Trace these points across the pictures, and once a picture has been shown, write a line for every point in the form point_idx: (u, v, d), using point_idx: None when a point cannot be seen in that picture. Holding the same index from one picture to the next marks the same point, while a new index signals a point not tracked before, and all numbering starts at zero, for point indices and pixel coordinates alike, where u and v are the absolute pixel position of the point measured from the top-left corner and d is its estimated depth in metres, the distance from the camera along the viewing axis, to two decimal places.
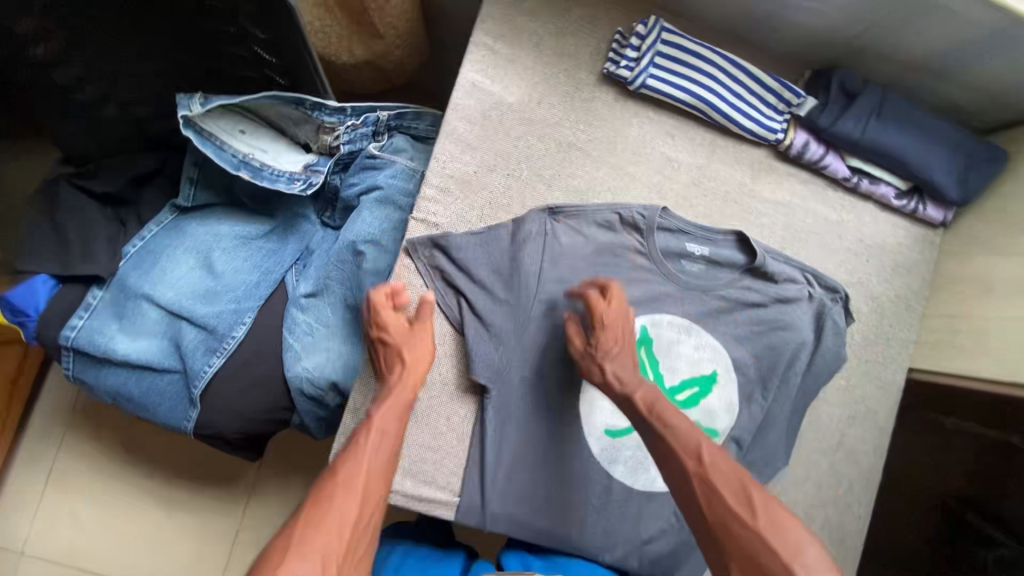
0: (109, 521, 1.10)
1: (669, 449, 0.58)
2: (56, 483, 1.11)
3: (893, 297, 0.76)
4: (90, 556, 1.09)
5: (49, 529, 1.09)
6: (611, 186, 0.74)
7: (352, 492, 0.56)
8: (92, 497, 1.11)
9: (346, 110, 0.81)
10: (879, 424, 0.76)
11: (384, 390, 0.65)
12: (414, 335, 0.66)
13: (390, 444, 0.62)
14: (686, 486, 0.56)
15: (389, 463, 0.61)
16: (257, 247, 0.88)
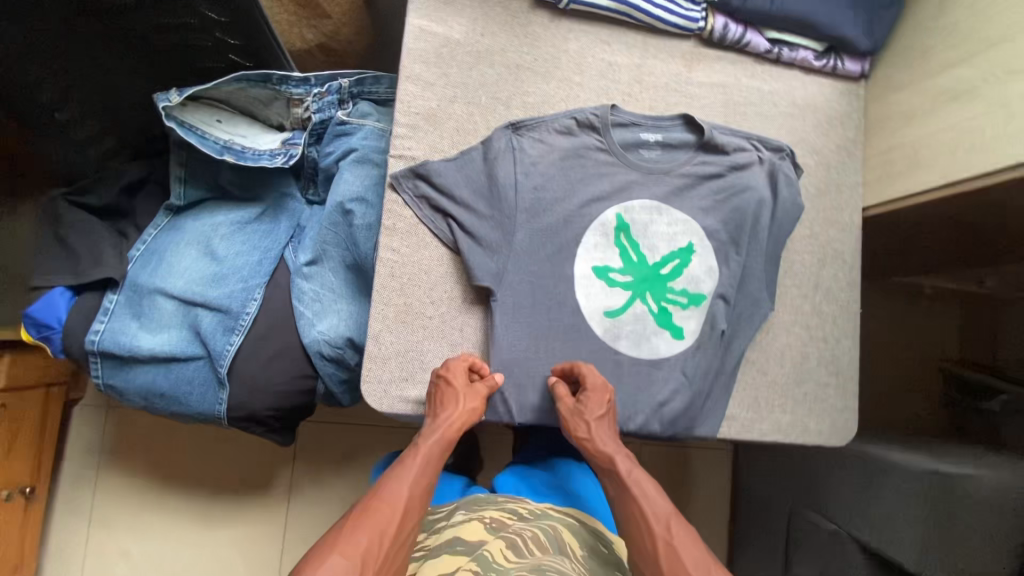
0: (158, 525, 1.32)
1: (640, 539, 0.66)
2: (101, 499, 1.32)
3: (833, 149, 0.86)
4: (163, 554, 1.32)
5: (127, 537, 1.31)
6: (562, 96, 0.81)
7: (391, 511, 0.63)
8: (140, 510, 1.33)
9: (310, 80, 0.86)
10: (848, 262, 0.85)
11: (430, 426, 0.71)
12: (474, 389, 0.71)
13: (428, 474, 0.69)
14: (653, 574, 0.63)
15: (426, 492, 0.68)
16: (252, 231, 0.92)
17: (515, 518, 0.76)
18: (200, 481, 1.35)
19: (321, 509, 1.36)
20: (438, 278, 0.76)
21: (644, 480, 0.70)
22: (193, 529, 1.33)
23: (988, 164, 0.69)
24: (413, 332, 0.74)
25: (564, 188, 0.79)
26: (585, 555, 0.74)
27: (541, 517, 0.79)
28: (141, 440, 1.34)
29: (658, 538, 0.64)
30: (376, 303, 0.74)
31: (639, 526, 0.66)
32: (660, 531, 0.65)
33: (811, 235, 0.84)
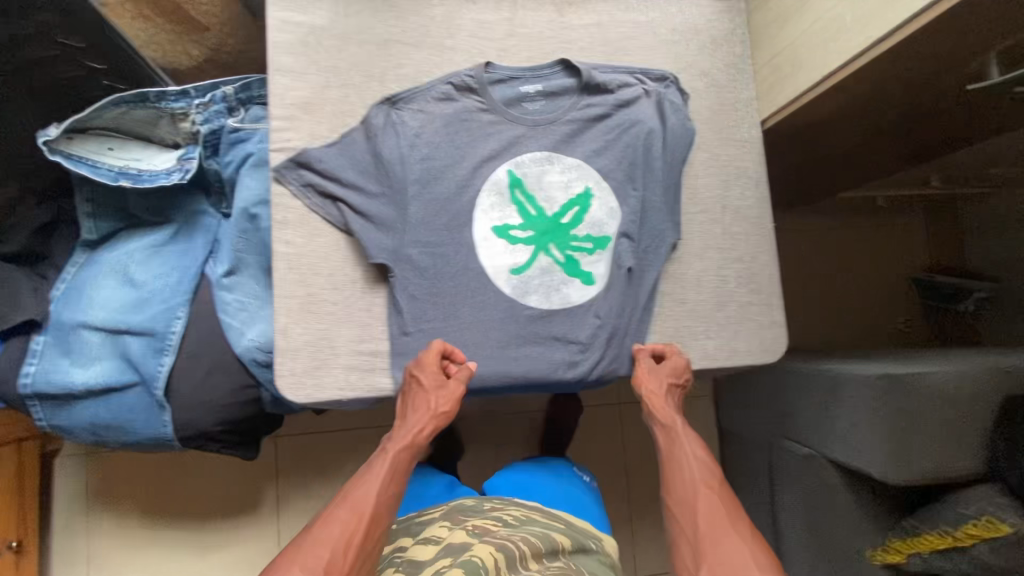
0: (157, 559, 1.34)
1: (681, 484, 0.74)
2: (96, 543, 1.34)
3: (722, 68, 0.85)
4: None
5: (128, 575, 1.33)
6: (437, 62, 0.80)
7: (359, 515, 0.66)
8: (135, 547, 1.34)
9: (190, 93, 0.86)
10: (753, 178, 0.83)
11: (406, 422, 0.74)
12: (446, 389, 0.73)
13: (399, 473, 0.72)
14: (688, 512, 0.71)
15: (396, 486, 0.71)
16: (168, 252, 0.93)
17: (500, 525, 0.78)
18: (189, 511, 1.36)
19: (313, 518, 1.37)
20: (338, 262, 0.76)
21: (693, 440, 0.78)
22: (190, 557, 1.35)
23: (856, 49, 0.68)
24: (321, 320, 0.75)
25: (452, 154, 0.79)
26: (571, 553, 0.77)
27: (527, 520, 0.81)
28: (123, 482, 1.35)
29: (701, 485, 0.73)
30: (278, 297, 0.74)
31: (683, 473, 0.75)
32: (699, 479, 0.74)
33: (711, 157, 0.83)
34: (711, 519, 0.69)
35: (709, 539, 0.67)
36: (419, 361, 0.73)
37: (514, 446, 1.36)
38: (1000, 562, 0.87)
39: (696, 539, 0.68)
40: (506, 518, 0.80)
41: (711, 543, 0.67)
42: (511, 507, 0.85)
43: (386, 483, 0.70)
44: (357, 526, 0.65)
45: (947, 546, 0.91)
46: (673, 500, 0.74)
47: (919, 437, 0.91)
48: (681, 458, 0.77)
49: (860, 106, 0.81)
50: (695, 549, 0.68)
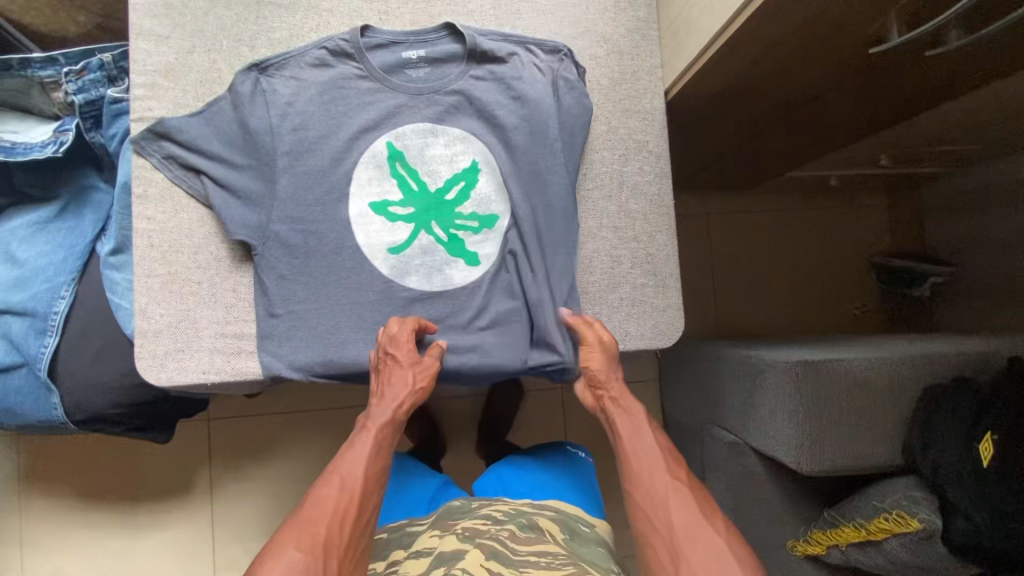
0: (90, 541, 1.33)
1: (647, 479, 0.67)
2: (28, 525, 1.32)
3: (624, 33, 0.79)
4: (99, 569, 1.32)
5: (61, 556, 1.32)
6: (312, 26, 0.75)
7: (350, 500, 0.64)
8: (68, 528, 1.33)
9: (59, 60, 0.81)
10: (653, 152, 0.79)
11: (378, 402, 0.71)
12: (421, 367, 0.70)
13: (383, 452, 0.70)
14: (659, 511, 0.64)
15: (382, 465, 0.69)
16: (55, 228, 0.89)
17: (490, 523, 0.73)
18: (122, 495, 1.34)
19: (247, 502, 1.35)
20: (202, 240, 0.72)
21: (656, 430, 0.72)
22: (123, 541, 1.33)
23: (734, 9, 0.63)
24: (183, 300, 0.71)
25: (327, 125, 0.73)
26: (565, 539, 0.74)
27: (518, 515, 0.76)
28: (54, 464, 1.33)
29: (671, 478, 0.66)
30: (139, 276, 0.71)
31: (649, 467, 0.68)
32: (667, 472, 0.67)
33: (609, 130, 0.78)
34: (684, 518, 0.63)
35: (684, 539, 0.62)
36: (395, 339, 0.68)
37: (449, 431, 1.34)
38: (913, 558, 0.83)
39: (671, 542, 0.62)
40: (495, 515, 0.76)
41: (687, 545, 0.61)
42: (498, 506, 0.80)
43: (372, 463, 0.68)
44: (348, 510, 0.64)
45: (863, 540, 0.87)
46: (639, 496, 0.67)
47: (836, 428, 0.87)
48: (647, 449, 0.70)
49: (765, 73, 0.75)
50: (671, 552, 0.62)
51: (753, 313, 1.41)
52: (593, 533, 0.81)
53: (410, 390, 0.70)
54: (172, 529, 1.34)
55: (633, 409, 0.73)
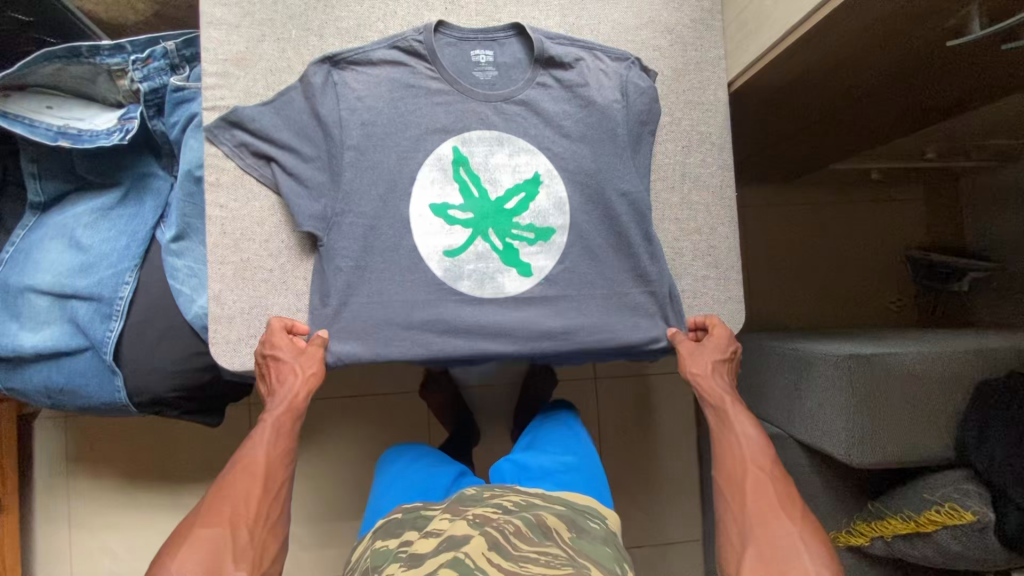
0: (133, 522, 1.36)
1: (731, 461, 0.69)
2: (74, 505, 1.36)
3: (688, 23, 0.79)
4: (143, 549, 1.35)
5: (107, 536, 1.36)
6: (380, 17, 0.75)
7: (251, 482, 0.66)
8: (114, 509, 1.36)
9: (127, 48, 0.82)
10: (717, 144, 0.78)
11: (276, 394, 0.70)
12: (304, 356, 0.70)
13: (285, 439, 0.69)
14: (736, 494, 0.67)
15: (288, 453, 0.69)
16: (117, 215, 0.91)
17: (499, 512, 0.74)
18: (165, 478, 1.37)
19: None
20: (273, 228, 0.73)
21: (750, 423, 0.71)
22: (166, 522, 1.36)
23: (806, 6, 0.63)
24: (255, 287, 0.72)
25: (395, 122, 0.75)
26: (571, 537, 0.73)
27: (529, 508, 0.76)
28: (101, 446, 1.36)
29: (755, 467, 0.68)
30: (212, 263, 0.72)
31: (736, 452, 0.69)
32: (750, 458, 0.69)
33: (673, 122, 0.78)
34: (761, 502, 0.65)
35: (755, 520, 0.64)
36: (268, 341, 0.69)
37: (486, 418, 1.35)
38: (965, 550, 0.82)
39: (743, 522, 0.65)
40: (505, 506, 0.76)
41: (759, 526, 0.64)
42: (509, 497, 0.80)
43: (274, 443, 0.69)
44: (256, 489, 0.66)
45: (910, 532, 0.87)
46: (722, 482, 0.69)
47: (888, 426, 0.87)
48: (732, 434, 0.71)
49: (832, 66, 0.75)
50: (741, 528, 0.65)
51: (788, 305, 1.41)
52: (602, 529, 0.79)
53: (300, 378, 0.69)
54: None
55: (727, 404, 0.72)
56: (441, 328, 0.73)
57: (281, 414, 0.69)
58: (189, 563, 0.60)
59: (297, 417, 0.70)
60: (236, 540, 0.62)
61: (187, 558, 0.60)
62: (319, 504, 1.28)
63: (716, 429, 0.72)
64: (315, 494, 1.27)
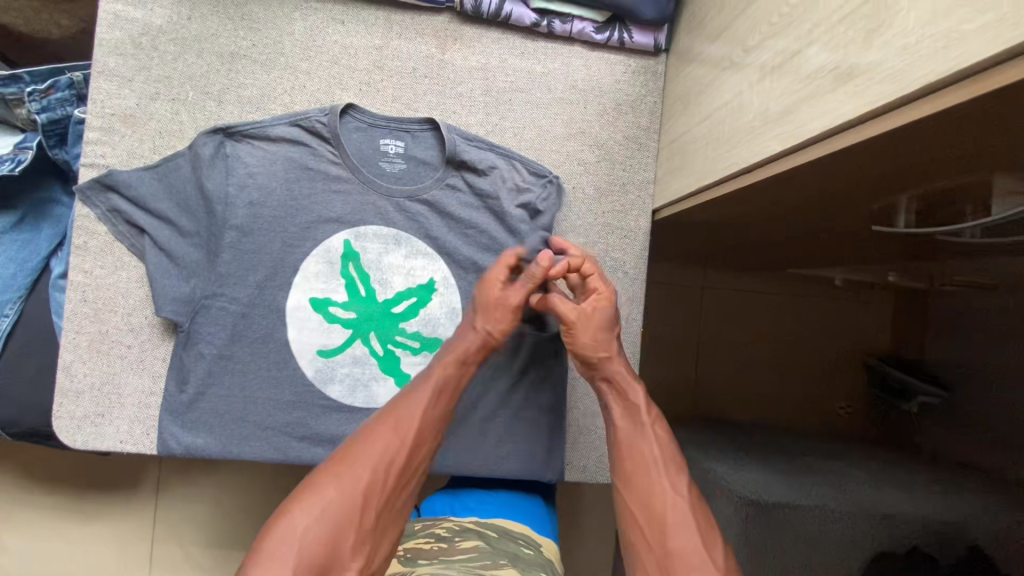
0: (18, 535, 1.20)
1: (643, 481, 0.58)
2: None
3: (621, 140, 0.73)
4: (24, 565, 1.20)
5: None
6: (286, 89, 0.70)
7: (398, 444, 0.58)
8: None
9: (24, 78, 0.77)
10: (631, 274, 0.73)
11: (449, 347, 0.66)
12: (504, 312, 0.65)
13: (443, 406, 0.63)
14: (651, 518, 0.56)
15: (440, 421, 0.63)
16: (9, 239, 0.85)
17: (433, 542, 0.66)
18: (40, 504, 1.21)
19: (197, 507, 1.21)
20: (137, 301, 0.68)
21: (660, 424, 0.62)
22: (55, 538, 1.21)
23: (715, 174, 0.56)
24: (109, 362, 0.68)
25: (286, 206, 0.69)
26: (502, 556, 0.63)
27: (463, 534, 0.69)
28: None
29: (669, 487, 0.57)
30: (67, 331, 0.67)
31: (649, 464, 0.59)
32: (666, 481, 0.57)
33: (585, 244, 0.72)
34: (682, 533, 0.54)
35: (675, 562, 0.53)
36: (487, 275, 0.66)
37: None
38: None
39: (661, 557, 0.54)
40: (439, 534, 0.69)
41: (681, 569, 0.52)
42: (444, 523, 0.72)
43: (435, 405, 0.62)
44: (398, 458, 0.58)
45: None
46: (631, 497, 0.58)
47: None
48: (642, 440, 0.61)
49: (764, 217, 0.69)
50: (660, 566, 0.54)
51: (711, 406, 1.11)
52: (538, 555, 0.68)
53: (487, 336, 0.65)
54: (107, 531, 1.21)
55: (637, 399, 0.63)
56: (301, 433, 0.69)
57: (450, 373, 0.64)
58: (314, 526, 0.52)
59: (456, 389, 0.65)
60: (360, 524, 0.54)
61: (312, 520, 0.52)
62: (224, 539, 1.22)
63: (625, 430, 0.62)
64: (214, 529, 1.21)
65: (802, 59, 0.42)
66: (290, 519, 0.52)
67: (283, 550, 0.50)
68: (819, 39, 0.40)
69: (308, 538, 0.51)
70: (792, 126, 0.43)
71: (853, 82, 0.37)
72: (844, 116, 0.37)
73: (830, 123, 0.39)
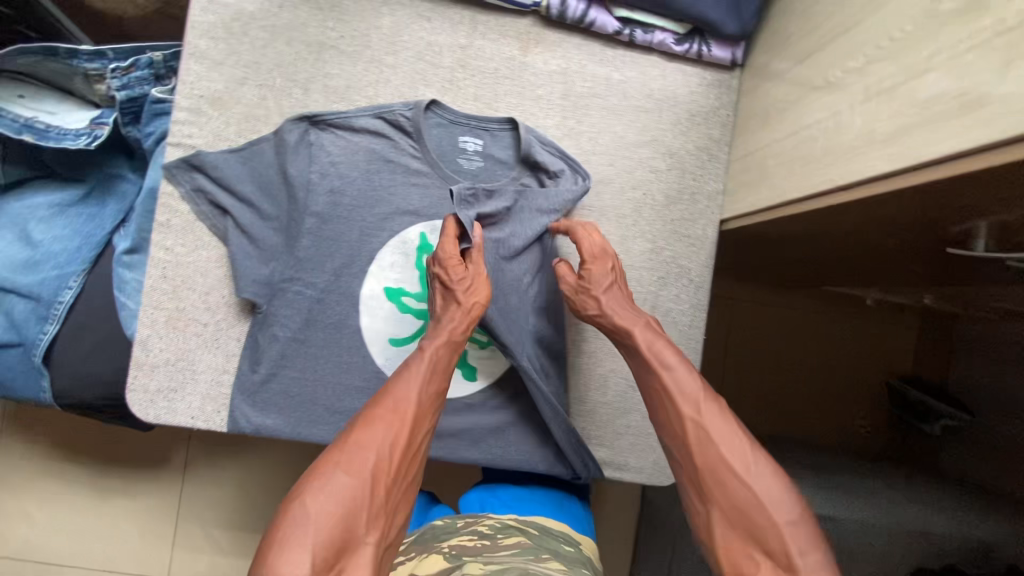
0: (49, 508, 1.21)
1: (673, 420, 0.57)
2: None
3: (693, 150, 0.75)
4: (50, 539, 1.21)
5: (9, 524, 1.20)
6: (370, 81, 0.72)
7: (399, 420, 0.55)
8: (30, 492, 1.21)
9: (108, 54, 0.77)
10: (696, 282, 0.74)
11: (438, 323, 0.64)
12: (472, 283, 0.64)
13: (439, 379, 0.61)
14: (690, 454, 0.55)
15: (439, 394, 0.60)
16: (75, 213, 0.87)
17: (477, 539, 0.67)
18: (67, 476, 1.22)
19: (225, 486, 1.22)
20: (215, 281, 0.69)
21: (674, 350, 0.61)
22: (86, 512, 1.22)
23: (804, 190, 0.57)
24: (185, 339, 0.69)
25: (366, 196, 0.70)
26: (547, 555, 0.64)
27: (505, 532, 0.69)
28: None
29: (694, 414, 0.56)
30: (145, 306, 0.69)
31: (674, 404, 0.58)
32: (696, 413, 0.56)
33: (654, 251, 0.74)
34: (716, 455, 0.54)
35: (723, 484, 0.52)
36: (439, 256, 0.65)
37: None
38: None
39: (705, 482, 0.54)
40: (482, 531, 0.69)
41: (717, 487, 0.53)
42: (485, 522, 0.73)
43: (431, 381, 0.60)
44: (400, 435, 0.55)
45: None
46: (674, 439, 0.57)
47: None
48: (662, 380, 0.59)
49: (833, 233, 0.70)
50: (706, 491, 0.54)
51: (743, 416, 1.13)
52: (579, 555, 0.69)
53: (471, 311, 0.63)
54: (135, 508, 1.22)
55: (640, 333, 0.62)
56: None
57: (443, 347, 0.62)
58: (324, 507, 0.49)
59: (449, 363, 0.62)
60: (372, 500, 0.51)
61: (322, 500, 0.49)
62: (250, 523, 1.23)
63: (645, 372, 0.61)
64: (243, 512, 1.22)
65: (918, 85, 0.44)
66: (300, 505, 0.49)
67: (297, 535, 0.47)
68: (939, 67, 0.42)
69: (319, 519, 0.48)
70: (904, 149, 0.45)
71: (981, 111, 0.38)
72: (969, 143, 0.39)
73: (952, 148, 0.40)
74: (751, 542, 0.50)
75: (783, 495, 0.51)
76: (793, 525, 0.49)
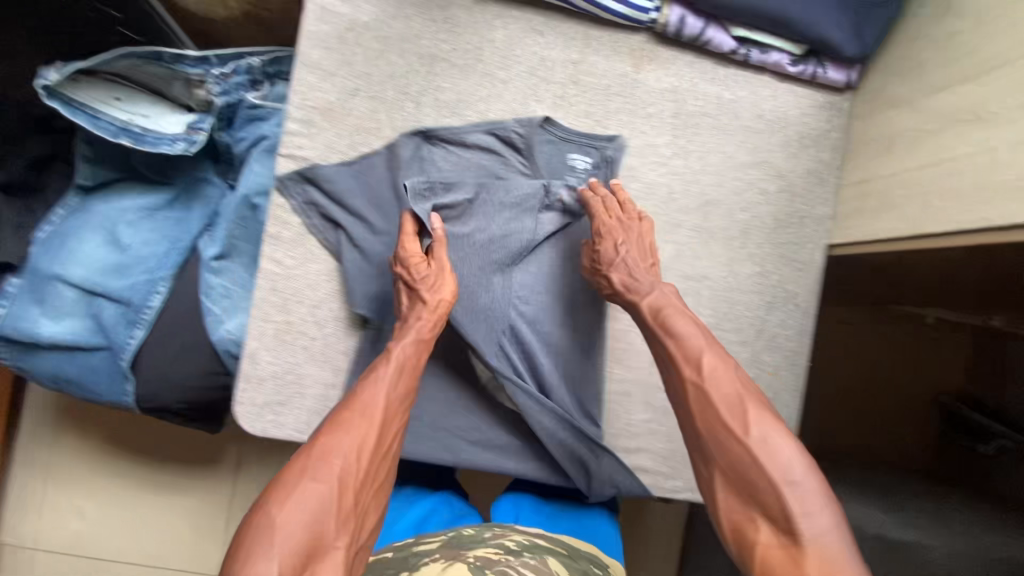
0: (103, 507, 1.08)
1: (674, 386, 0.58)
2: (42, 473, 1.08)
3: (803, 173, 0.74)
4: (96, 542, 1.08)
5: (53, 521, 1.08)
6: (481, 96, 0.71)
7: (369, 423, 0.55)
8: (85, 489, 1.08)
9: (211, 60, 0.77)
10: (801, 306, 0.74)
11: (402, 327, 0.64)
12: (437, 279, 0.65)
13: (406, 382, 0.61)
14: (688, 416, 0.56)
15: (408, 395, 0.60)
16: (163, 218, 0.85)
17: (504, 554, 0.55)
18: (113, 473, 1.09)
19: None
20: (324, 295, 0.69)
21: (687, 315, 0.61)
22: (140, 513, 1.08)
23: (948, 226, 0.56)
24: (293, 353, 0.69)
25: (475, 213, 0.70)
26: None
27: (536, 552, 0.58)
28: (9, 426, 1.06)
29: (694, 378, 0.56)
30: (254, 318, 0.68)
31: (675, 370, 0.59)
32: (693, 376, 0.57)
33: (760, 275, 0.73)
34: (712, 415, 0.54)
35: (717, 443, 0.53)
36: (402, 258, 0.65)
37: None
38: None
39: (702, 441, 0.54)
40: (508, 546, 0.58)
41: (716, 446, 0.53)
42: (511, 537, 0.62)
43: (398, 384, 0.60)
44: (368, 439, 0.54)
45: None
46: (677, 402, 0.58)
47: None
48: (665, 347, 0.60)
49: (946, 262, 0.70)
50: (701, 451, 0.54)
51: None
52: None
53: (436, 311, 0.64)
54: (183, 515, 1.09)
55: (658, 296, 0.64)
56: (473, 437, 0.71)
57: (409, 349, 0.62)
58: (294, 515, 0.46)
59: (415, 368, 0.62)
60: (342, 505, 0.49)
61: (296, 509, 0.47)
62: None
63: (653, 340, 0.62)
64: None
65: None
66: (267, 513, 0.47)
67: (266, 534, 0.45)
68: None
69: (293, 522, 0.46)
70: None
71: None
72: None
73: None
74: (741, 498, 0.50)
75: (787, 451, 0.50)
76: (787, 483, 0.49)
